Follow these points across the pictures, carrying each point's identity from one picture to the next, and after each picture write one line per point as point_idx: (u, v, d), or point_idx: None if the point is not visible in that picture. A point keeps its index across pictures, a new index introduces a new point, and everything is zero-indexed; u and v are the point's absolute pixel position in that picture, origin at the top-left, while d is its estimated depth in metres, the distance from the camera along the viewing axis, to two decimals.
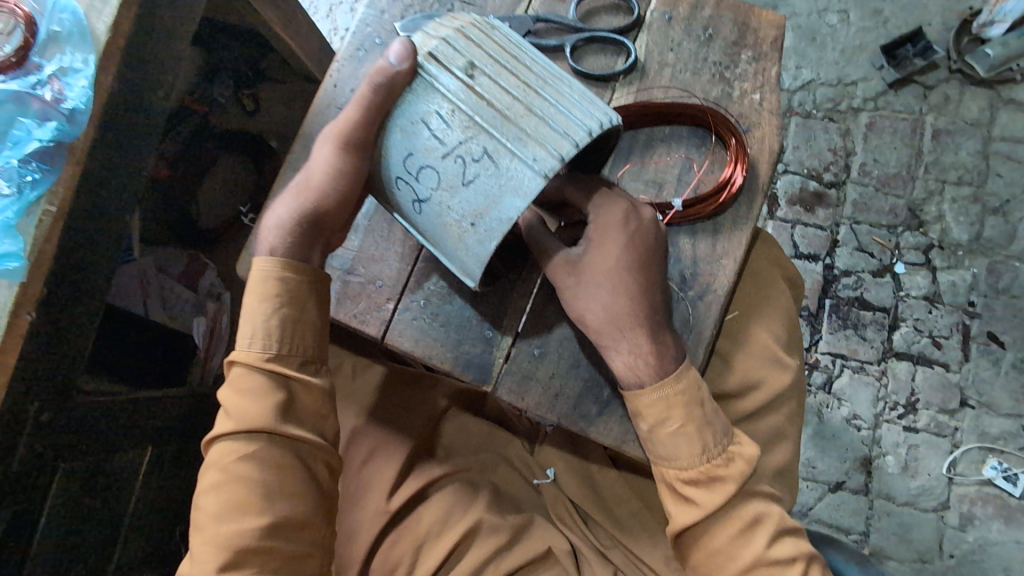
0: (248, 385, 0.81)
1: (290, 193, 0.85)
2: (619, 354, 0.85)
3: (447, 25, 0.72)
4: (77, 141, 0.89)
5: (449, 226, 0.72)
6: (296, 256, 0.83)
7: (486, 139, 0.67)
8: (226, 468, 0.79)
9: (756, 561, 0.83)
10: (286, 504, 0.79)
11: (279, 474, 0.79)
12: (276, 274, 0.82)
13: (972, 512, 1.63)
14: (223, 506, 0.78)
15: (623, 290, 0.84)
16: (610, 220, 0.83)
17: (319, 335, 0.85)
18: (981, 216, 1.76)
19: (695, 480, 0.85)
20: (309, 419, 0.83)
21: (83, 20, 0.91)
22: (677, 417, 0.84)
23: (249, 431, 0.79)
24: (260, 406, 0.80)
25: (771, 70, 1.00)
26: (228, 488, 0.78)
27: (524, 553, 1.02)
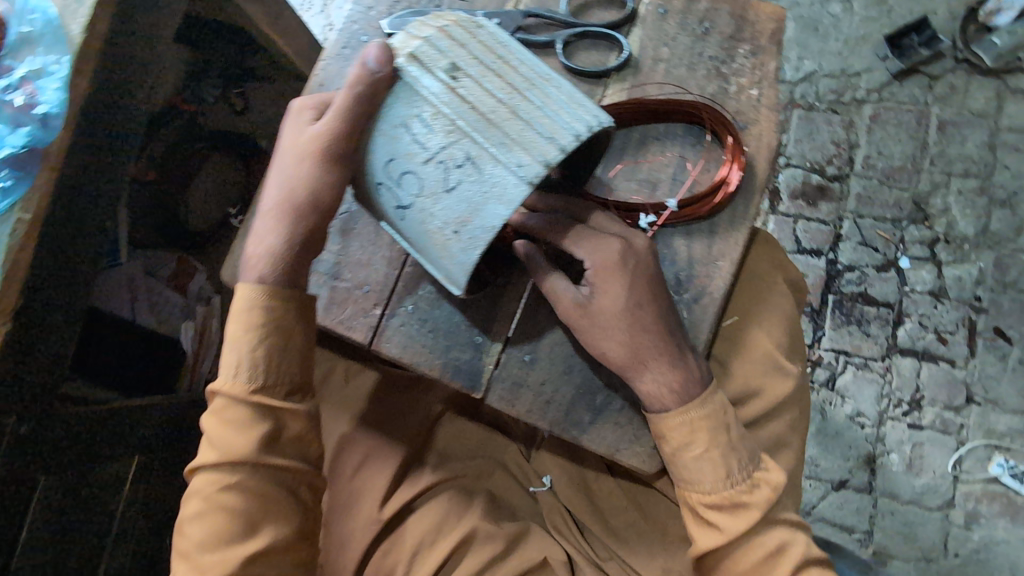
0: (231, 415, 0.79)
1: (267, 212, 0.81)
2: (644, 383, 0.83)
3: (429, 25, 0.70)
4: (51, 147, 0.87)
5: (432, 233, 0.69)
6: (287, 278, 0.81)
7: (469, 144, 0.65)
8: (210, 500, 0.79)
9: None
10: (271, 531, 0.79)
11: (263, 503, 0.79)
12: (263, 302, 0.79)
13: (978, 510, 1.60)
14: (207, 537, 0.78)
15: (639, 325, 0.82)
16: (609, 262, 0.81)
17: (304, 360, 0.83)
18: (987, 209, 1.73)
19: (719, 505, 0.84)
20: (292, 445, 0.82)
21: (57, 20, 0.89)
22: (701, 442, 0.83)
23: (231, 463, 0.79)
24: (242, 438, 0.79)
25: (769, 64, 0.97)
26: (212, 519, 0.78)
27: (520, 562, 1.01)
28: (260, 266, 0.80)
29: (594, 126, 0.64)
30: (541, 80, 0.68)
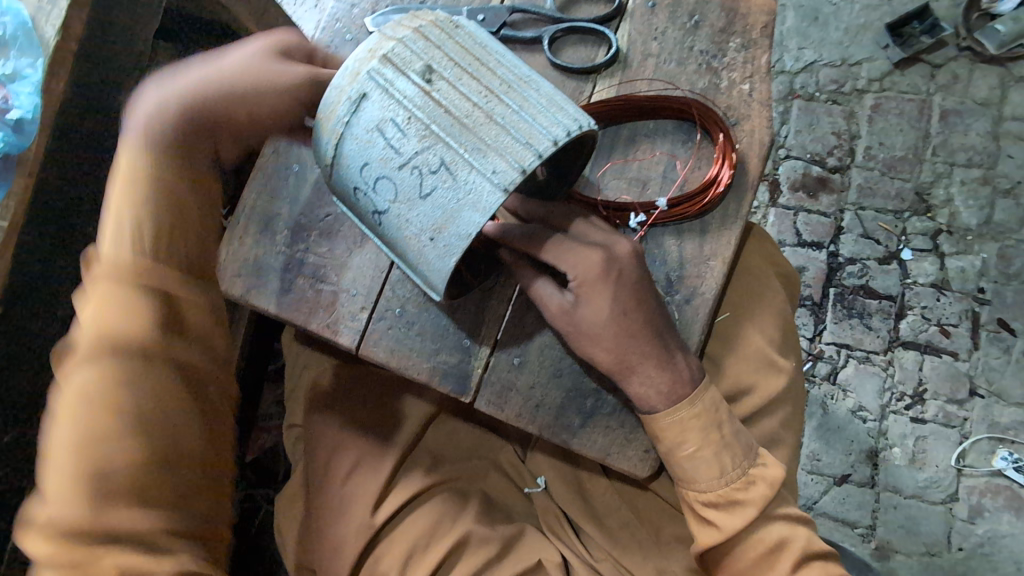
0: (117, 298, 0.77)
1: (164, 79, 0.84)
2: (633, 386, 0.83)
3: (405, 26, 0.73)
4: (26, 153, 0.90)
5: (409, 239, 0.74)
6: (172, 153, 0.83)
7: (444, 149, 0.69)
8: (90, 381, 0.74)
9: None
10: (169, 426, 0.78)
11: (156, 394, 0.77)
12: (150, 173, 0.82)
13: (982, 504, 1.58)
14: (84, 422, 0.73)
15: (625, 330, 0.81)
16: (592, 275, 0.80)
17: (195, 257, 0.85)
18: (991, 199, 1.70)
19: (714, 502, 0.85)
20: (195, 342, 0.83)
21: (30, 23, 0.90)
22: (693, 440, 0.84)
23: (118, 350, 0.76)
24: (131, 326, 0.77)
25: (761, 58, 0.95)
26: (91, 405, 0.73)
27: (513, 563, 1.00)
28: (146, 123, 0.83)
29: (573, 130, 0.69)
30: (517, 82, 0.72)
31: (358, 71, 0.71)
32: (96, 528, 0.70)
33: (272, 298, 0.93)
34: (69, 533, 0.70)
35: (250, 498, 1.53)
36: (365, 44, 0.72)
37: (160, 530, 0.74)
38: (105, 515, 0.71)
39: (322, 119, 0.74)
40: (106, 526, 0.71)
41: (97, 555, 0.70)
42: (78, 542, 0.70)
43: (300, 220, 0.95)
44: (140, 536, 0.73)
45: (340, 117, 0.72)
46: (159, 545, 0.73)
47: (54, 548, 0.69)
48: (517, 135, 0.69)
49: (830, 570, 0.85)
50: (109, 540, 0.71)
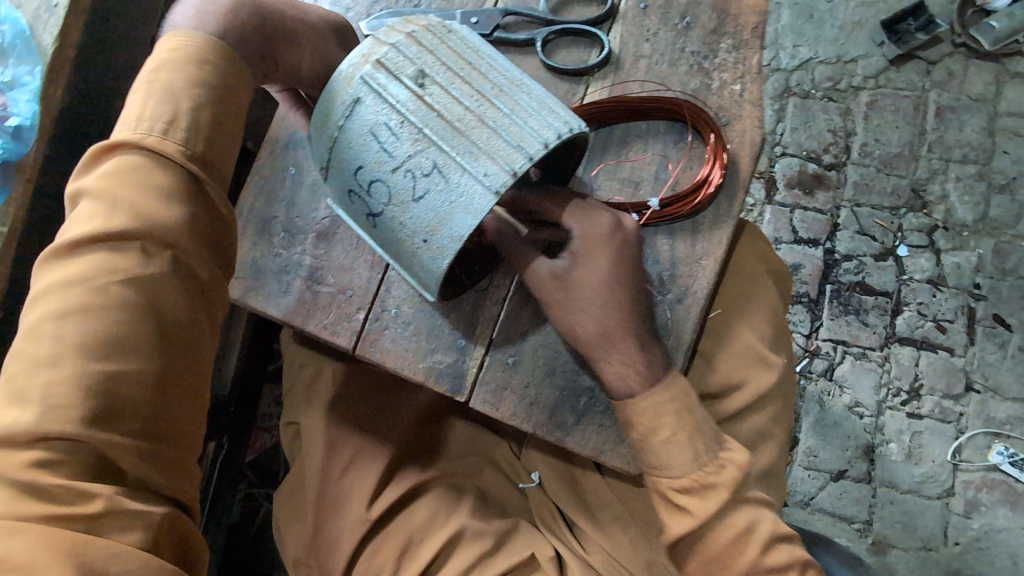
0: (145, 181, 0.68)
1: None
2: (610, 364, 0.82)
3: (398, 31, 0.74)
4: (26, 160, 0.91)
5: (403, 240, 0.76)
6: (232, 42, 0.76)
7: (436, 152, 0.70)
8: (82, 283, 0.63)
9: (755, 569, 0.82)
10: (164, 356, 0.64)
11: (134, 318, 0.63)
12: (196, 58, 0.74)
13: (978, 498, 1.60)
14: (75, 331, 0.61)
15: (614, 302, 0.82)
16: (597, 235, 0.81)
17: (226, 156, 0.76)
18: (986, 195, 1.71)
19: (688, 488, 0.83)
20: (197, 261, 0.69)
21: (28, 31, 0.91)
22: (668, 425, 0.82)
23: (120, 252, 0.64)
24: (135, 224, 0.65)
25: (752, 58, 0.96)
26: (80, 316, 0.61)
27: (508, 558, 1.01)
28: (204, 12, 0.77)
29: (563, 133, 0.70)
30: (510, 86, 0.73)
31: (351, 77, 0.73)
32: (53, 482, 0.57)
33: (269, 300, 0.94)
34: (24, 484, 0.57)
35: (251, 497, 1.55)
36: (358, 49, 0.73)
37: (114, 501, 0.59)
38: (81, 459, 0.59)
39: (319, 123, 0.76)
40: (61, 482, 0.58)
41: (42, 524, 0.56)
42: (32, 497, 0.57)
43: (297, 223, 0.96)
44: (95, 505, 0.58)
45: (335, 121, 0.74)
46: (112, 523, 0.58)
47: (6, 500, 0.57)
48: (508, 139, 0.70)
49: (797, 552, 0.85)
50: (55, 509, 0.57)
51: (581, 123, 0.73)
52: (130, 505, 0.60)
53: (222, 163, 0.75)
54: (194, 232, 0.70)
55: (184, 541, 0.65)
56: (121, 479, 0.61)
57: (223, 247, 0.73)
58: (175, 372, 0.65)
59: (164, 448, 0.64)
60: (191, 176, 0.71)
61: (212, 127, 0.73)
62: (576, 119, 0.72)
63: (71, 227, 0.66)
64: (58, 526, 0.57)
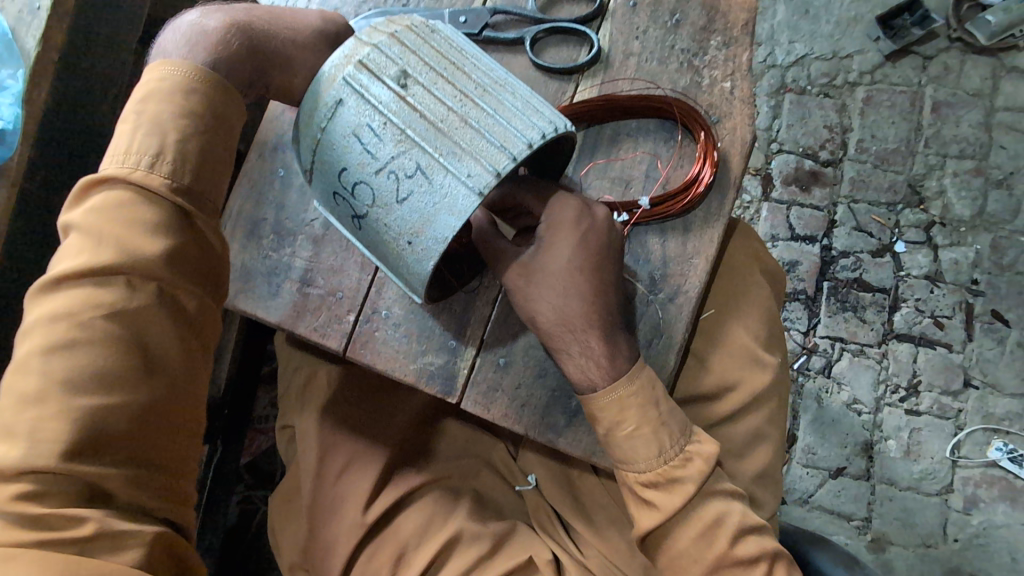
0: (132, 215, 0.69)
1: (218, 8, 0.81)
2: (570, 355, 0.82)
3: (380, 31, 0.74)
4: (9, 163, 0.91)
5: (388, 242, 0.75)
6: (222, 74, 0.77)
7: (420, 154, 0.70)
8: (68, 318, 0.65)
9: (722, 561, 0.82)
10: (146, 390, 0.66)
11: (118, 352, 0.65)
12: (183, 89, 0.74)
13: (977, 495, 1.59)
14: (60, 367, 0.63)
15: (576, 290, 0.81)
16: (563, 221, 0.81)
17: (216, 183, 0.77)
18: (984, 190, 1.70)
19: (654, 483, 0.83)
20: (183, 288, 0.71)
21: (10, 34, 0.91)
22: (631, 420, 0.81)
23: (105, 287, 0.66)
24: (119, 258, 0.67)
25: (743, 55, 0.95)
26: (66, 353, 0.64)
27: (504, 561, 1.00)
28: (192, 44, 0.77)
29: (546, 134, 0.70)
30: (493, 87, 0.74)
31: (333, 77, 0.72)
32: (43, 511, 0.59)
33: (260, 302, 0.94)
34: (13, 516, 0.59)
35: (248, 500, 1.54)
36: (341, 49, 0.73)
37: (104, 523, 0.60)
38: (69, 489, 0.61)
39: (303, 124, 0.75)
40: (51, 510, 0.60)
41: (35, 550, 0.58)
42: (22, 527, 0.59)
43: (286, 225, 0.96)
44: (84, 529, 0.60)
45: (318, 123, 0.74)
46: (102, 544, 0.60)
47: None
48: (492, 139, 0.70)
49: (765, 545, 0.83)
50: (46, 535, 0.59)
51: (565, 123, 0.73)
52: (120, 527, 0.61)
53: (210, 194, 0.76)
54: (181, 262, 0.71)
55: (180, 559, 0.66)
56: (111, 504, 0.63)
57: (212, 273, 0.75)
58: (160, 401, 0.67)
59: (150, 473, 0.65)
60: (178, 206, 0.72)
61: (200, 155, 0.74)
62: (559, 119, 0.72)
63: (62, 261, 0.68)
64: (50, 550, 0.58)
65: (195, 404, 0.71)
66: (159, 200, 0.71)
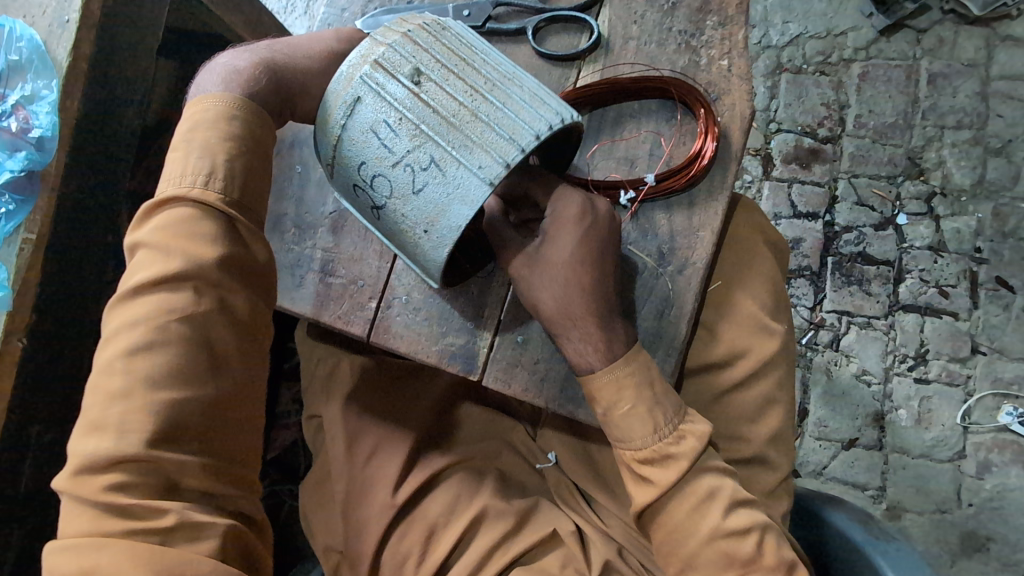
0: (195, 227, 0.75)
1: (243, 49, 0.87)
2: (571, 342, 0.86)
3: (394, 31, 0.79)
4: (48, 168, 0.98)
5: (406, 232, 0.79)
6: (256, 104, 0.82)
7: (433, 147, 0.74)
8: (144, 322, 0.71)
9: (716, 533, 0.83)
10: (215, 385, 0.72)
11: (190, 351, 0.71)
12: (225, 115, 0.80)
13: (990, 459, 1.61)
14: (142, 368, 0.69)
15: (576, 281, 0.84)
16: (568, 215, 0.84)
17: (264, 196, 0.83)
18: (983, 159, 1.72)
19: (649, 459, 0.86)
20: (242, 295, 0.76)
21: (43, 46, 0.98)
22: (628, 398, 0.85)
23: (175, 293, 0.72)
24: (185, 266, 0.73)
25: (738, 34, 0.98)
26: (145, 354, 0.70)
27: (530, 535, 1.03)
28: (228, 82, 0.82)
29: (554, 124, 0.74)
30: (501, 81, 0.77)
31: (351, 77, 0.77)
32: (129, 503, 0.66)
33: (285, 294, 0.98)
34: (105, 507, 0.66)
35: (274, 493, 1.58)
36: (357, 50, 0.78)
37: (183, 515, 0.67)
38: (149, 482, 0.67)
39: (323, 121, 0.80)
40: (136, 502, 0.66)
41: (123, 539, 0.65)
42: (111, 518, 0.66)
43: (306, 219, 1.00)
44: (166, 520, 0.66)
45: (337, 120, 0.78)
46: (182, 535, 0.66)
47: (90, 522, 0.67)
48: (501, 131, 0.74)
49: (756, 515, 0.85)
50: (134, 525, 0.65)
51: (572, 113, 0.77)
52: (197, 518, 0.67)
53: (261, 202, 0.82)
54: (237, 269, 0.77)
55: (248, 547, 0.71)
56: (186, 497, 0.69)
57: (267, 281, 0.81)
58: (228, 399, 0.73)
59: (222, 465, 0.72)
60: (230, 215, 0.78)
61: (248, 169, 0.80)
62: (566, 110, 0.76)
63: (135, 272, 0.74)
64: (136, 539, 0.65)
65: (256, 401, 0.77)
66: (217, 211, 0.77)
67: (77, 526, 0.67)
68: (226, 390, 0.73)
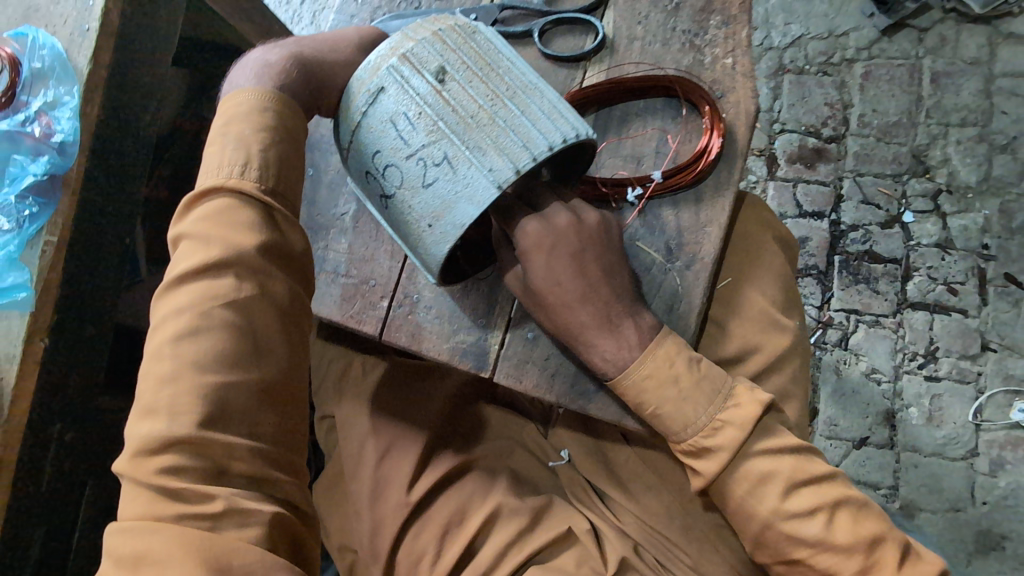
0: (234, 216, 0.77)
1: (272, 46, 0.89)
2: (585, 352, 0.88)
3: (426, 28, 0.80)
4: (69, 172, 1.00)
5: (411, 224, 0.81)
6: (287, 97, 0.84)
7: (448, 145, 0.76)
8: (190, 308, 0.73)
9: (776, 516, 0.84)
10: (262, 369, 0.73)
11: (234, 336, 0.72)
12: (258, 108, 0.82)
13: (1003, 457, 1.60)
14: (189, 352, 0.71)
15: (564, 300, 0.86)
16: (528, 243, 0.84)
17: (298, 186, 0.84)
18: (988, 156, 1.72)
19: (693, 452, 0.87)
20: (282, 281, 0.78)
21: (65, 54, 1.01)
22: (651, 400, 0.86)
23: (217, 280, 0.74)
24: (227, 254, 0.74)
25: (741, 32, 0.99)
26: (191, 340, 0.71)
27: (544, 533, 1.03)
28: (261, 77, 0.84)
29: (569, 138, 0.75)
30: (524, 89, 0.79)
31: (378, 67, 0.79)
32: (183, 486, 0.67)
33: None
34: (161, 490, 0.68)
35: None
36: (388, 42, 0.80)
37: (232, 501, 0.68)
38: (199, 467, 0.68)
39: (345, 107, 0.82)
40: (189, 486, 0.67)
41: (175, 524, 0.66)
42: (165, 501, 0.68)
43: (319, 220, 1.02)
44: (216, 506, 0.67)
45: (358, 108, 0.80)
46: (231, 521, 0.67)
47: (145, 504, 0.68)
48: (517, 137, 0.76)
49: (826, 492, 0.84)
50: (186, 510, 0.67)
51: (587, 129, 0.78)
52: (245, 505, 0.68)
53: (296, 192, 0.84)
54: (276, 257, 0.78)
55: (295, 535, 0.73)
56: (235, 483, 0.70)
57: (305, 270, 0.83)
58: (273, 384, 0.74)
59: (270, 451, 0.72)
60: (267, 205, 0.79)
61: (282, 161, 0.81)
62: (582, 125, 0.77)
63: (179, 261, 0.76)
64: (189, 524, 0.66)
65: (297, 389, 0.78)
66: (254, 201, 0.79)
67: (135, 510, 0.69)
68: (271, 375, 0.74)
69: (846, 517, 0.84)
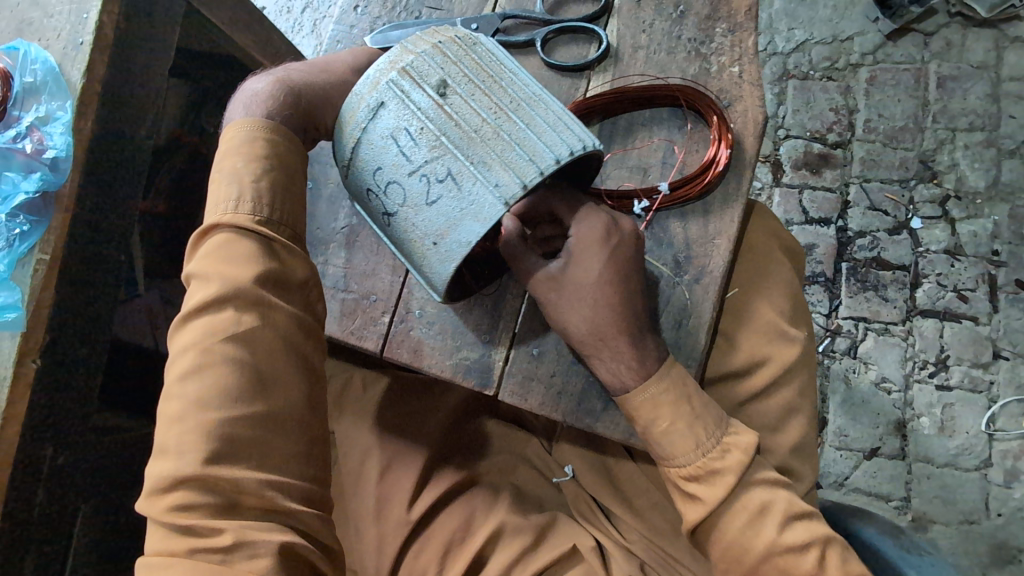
0: (235, 250, 0.75)
1: (266, 73, 0.88)
2: (603, 368, 0.86)
3: (425, 41, 0.78)
4: (62, 188, 0.99)
5: (414, 242, 0.79)
6: (280, 126, 0.83)
7: (451, 160, 0.74)
8: (194, 345, 0.71)
9: (773, 549, 0.81)
10: (267, 402, 0.71)
11: (235, 369, 0.70)
12: (249, 139, 0.80)
13: (1017, 468, 1.56)
14: (193, 391, 0.69)
15: (605, 304, 0.83)
16: (593, 237, 0.83)
17: (298, 213, 0.82)
18: (997, 161, 1.69)
19: (695, 476, 0.84)
20: (286, 309, 0.75)
21: (57, 68, 1.00)
22: (665, 416, 0.83)
23: (218, 314, 0.72)
24: (227, 289, 0.73)
25: (747, 40, 0.97)
26: (196, 378, 0.70)
27: (547, 553, 1.00)
28: (252, 107, 0.83)
29: (576, 151, 0.73)
30: (528, 101, 0.77)
31: (378, 81, 0.77)
32: (193, 523, 0.66)
33: None
34: (177, 526, 0.67)
35: None
36: (387, 56, 0.78)
37: (240, 534, 0.66)
38: (209, 502, 0.67)
39: (343, 122, 0.80)
40: (198, 521, 0.66)
41: (188, 559, 0.65)
42: (181, 537, 0.67)
43: (318, 234, 1.00)
44: (224, 539, 0.65)
45: (357, 123, 0.78)
46: (241, 552, 0.65)
47: (162, 539, 0.68)
48: (523, 152, 0.73)
49: (817, 528, 0.81)
50: (197, 544, 0.65)
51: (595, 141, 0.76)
52: (253, 537, 0.66)
53: (297, 219, 0.82)
54: (277, 286, 0.76)
55: (313, 564, 0.69)
56: (246, 514, 0.68)
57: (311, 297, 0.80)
58: (280, 414, 0.71)
59: (285, 480, 0.70)
60: (267, 236, 0.78)
61: (277, 190, 0.80)
62: (589, 136, 0.75)
63: (186, 299, 0.76)
64: (198, 558, 0.65)
65: (308, 411, 0.74)
66: (253, 234, 0.77)
67: (153, 544, 0.68)
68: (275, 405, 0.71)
69: (839, 553, 0.81)
